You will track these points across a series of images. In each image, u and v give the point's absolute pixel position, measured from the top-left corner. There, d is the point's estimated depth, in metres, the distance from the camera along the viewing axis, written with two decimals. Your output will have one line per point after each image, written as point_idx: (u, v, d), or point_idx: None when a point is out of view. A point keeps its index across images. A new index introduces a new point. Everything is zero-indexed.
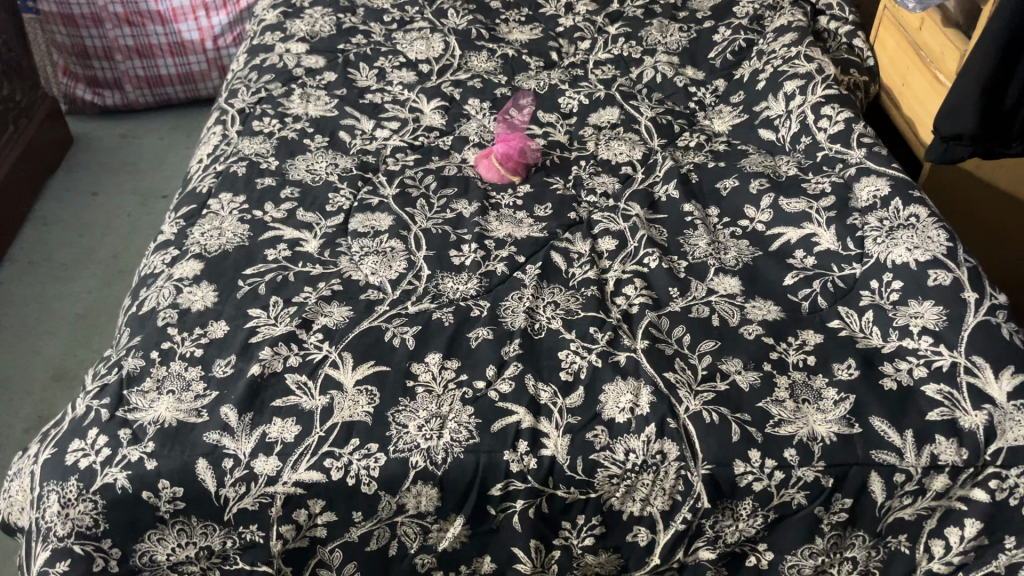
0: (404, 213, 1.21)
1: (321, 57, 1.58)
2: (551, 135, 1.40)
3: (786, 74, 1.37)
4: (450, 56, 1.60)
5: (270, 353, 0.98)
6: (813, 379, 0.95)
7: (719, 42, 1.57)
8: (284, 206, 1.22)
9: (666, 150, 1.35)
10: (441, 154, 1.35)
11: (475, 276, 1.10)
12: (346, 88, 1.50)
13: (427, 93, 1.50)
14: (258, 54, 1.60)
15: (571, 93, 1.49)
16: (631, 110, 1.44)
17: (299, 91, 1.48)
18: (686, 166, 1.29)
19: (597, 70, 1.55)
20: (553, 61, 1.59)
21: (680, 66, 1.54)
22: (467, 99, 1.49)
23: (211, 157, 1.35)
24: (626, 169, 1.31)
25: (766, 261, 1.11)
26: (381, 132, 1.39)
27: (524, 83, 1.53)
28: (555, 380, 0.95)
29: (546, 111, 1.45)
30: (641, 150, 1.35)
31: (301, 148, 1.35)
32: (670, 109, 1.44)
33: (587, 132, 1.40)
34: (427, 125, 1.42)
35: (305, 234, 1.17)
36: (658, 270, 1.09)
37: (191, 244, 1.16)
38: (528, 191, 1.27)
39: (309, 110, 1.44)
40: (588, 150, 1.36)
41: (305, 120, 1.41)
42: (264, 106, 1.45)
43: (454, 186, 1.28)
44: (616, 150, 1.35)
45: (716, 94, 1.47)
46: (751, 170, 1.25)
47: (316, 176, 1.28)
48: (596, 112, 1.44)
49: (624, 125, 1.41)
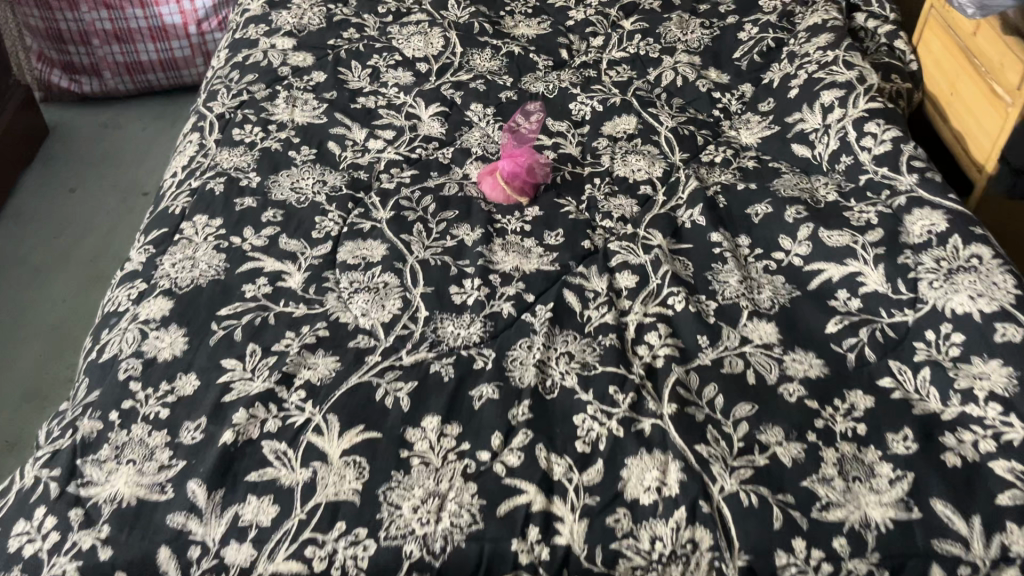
0: (398, 240, 1.08)
1: (310, 55, 1.44)
2: (562, 147, 1.27)
3: (824, 82, 1.23)
4: (450, 54, 1.46)
5: (245, 416, 0.86)
6: (865, 452, 0.83)
7: (745, 41, 1.43)
8: (265, 232, 1.09)
9: (689, 167, 1.22)
10: (441, 169, 1.23)
11: (478, 318, 0.98)
12: (337, 90, 1.36)
13: (426, 97, 1.36)
14: (241, 50, 1.47)
15: (583, 98, 1.36)
16: (650, 119, 1.31)
17: (284, 94, 1.35)
18: (712, 186, 1.16)
19: (611, 72, 1.42)
20: (563, 59, 1.46)
21: (702, 68, 1.41)
22: (468, 103, 1.36)
23: (186, 171, 1.22)
24: (646, 188, 1.18)
25: (805, 304, 0.99)
26: (375, 143, 1.26)
27: (531, 86, 1.39)
28: (570, 452, 0.83)
29: (556, 119, 1.32)
30: (661, 167, 1.22)
31: (286, 161, 1.22)
32: (692, 118, 1.31)
33: (601, 145, 1.27)
34: (425, 135, 1.28)
35: (288, 267, 1.04)
36: (685, 315, 0.97)
37: (160, 277, 1.04)
38: (537, 215, 1.15)
39: (295, 116, 1.31)
40: (603, 166, 1.23)
41: (291, 128, 1.28)
42: (246, 112, 1.32)
43: (455, 208, 1.15)
44: (634, 167, 1.22)
45: (743, 101, 1.34)
46: (786, 194, 1.12)
47: (301, 196, 1.15)
48: (611, 121, 1.31)
49: (642, 136, 1.28)
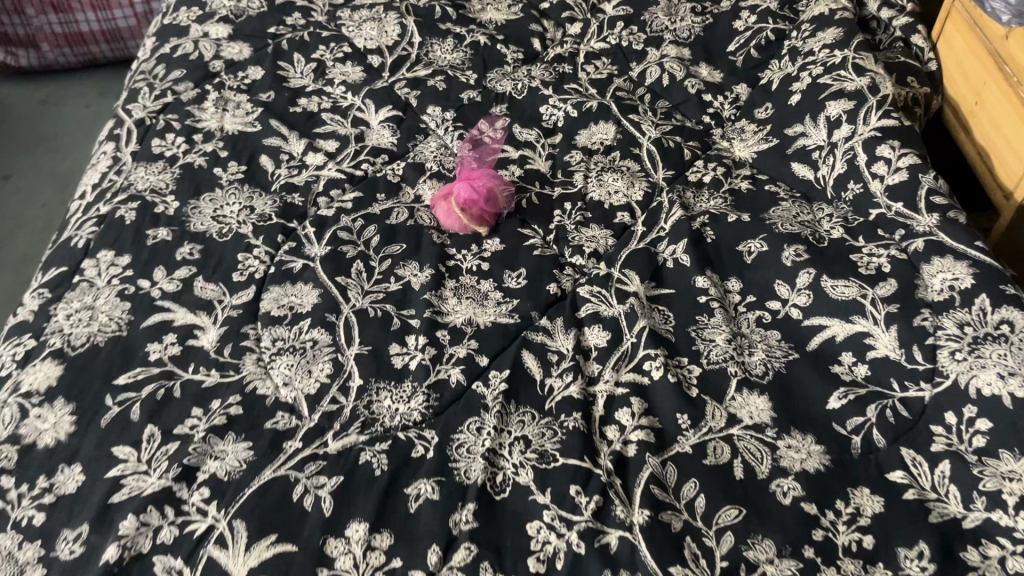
0: (334, 285, 0.93)
1: (247, 46, 1.27)
2: (529, 162, 1.11)
3: (829, 89, 1.07)
4: (407, 45, 1.29)
5: (134, 524, 0.72)
6: (872, 572, 0.69)
7: (740, 31, 1.26)
8: (178, 274, 0.94)
9: (674, 188, 1.06)
10: (389, 189, 1.07)
11: (421, 389, 0.83)
12: (275, 90, 1.20)
13: (376, 98, 1.20)
14: (169, 38, 1.29)
15: (555, 99, 1.19)
16: (630, 128, 1.15)
17: (214, 96, 1.18)
18: (699, 214, 1.01)
19: (588, 67, 1.25)
20: (535, 51, 1.29)
21: (691, 63, 1.24)
22: (425, 106, 1.19)
23: (96, 192, 1.06)
24: (623, 216, 1.03)
25: (804, 370, 0.85)
26: (314, 157, 1.10)
27: (497, 84, 1.23)
28: (520, 573, 0.69)
29: (524, 127, 1.16)
30: (641, 188, 1.07)
31: (210, 180, 1.06)
32: (679, 126, 1.15)
33: (574, 159, 1.11)
34: (373, 146, 1.12)
35: (202, 320, 0.89)
36: (663, 385, 0.83)
37: (52, 332, 0.88)
38: (497, 249, 0.99)
39: (225, 123, 1.14)
40: (575, 186, 1.08)
41: (220, 139, 1.12)
42: (170, 117, 1.15)
43: (403, 239, 1.00)
44: (611, 188, 1.07)
45: (736, 105, 1.17)
46: (784, 228, 0.97)
47: (224, 226, 1.00)
48: (585, 130, 1.15)
49: (621, 149, 1.12)
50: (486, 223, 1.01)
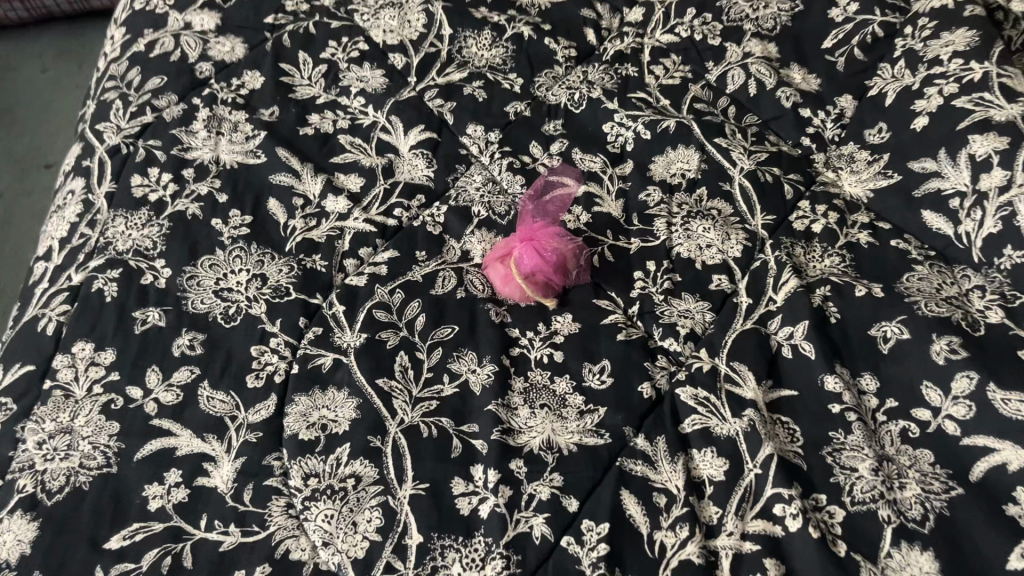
0: (374, 390, 0.75)
1: (240, 42, 1.04)
2: (597, 203, 0.91)
3: (970, 116, 0.87)
4: (435, 39, 1.06)
5: None
6: None
7: (838, 22, 1.04)
8: (176, 379, 0.75)
9: (778, 240, 0.87)
10: (430, 244, 0.87)
11: (498, 548, 0.66)
12: (279, 104, 0.98)
13: (404, 114, 0.98)
14: (143, 30, 1.05)
15: (622, 114, 0.98)
16: (717, 155, 0.94)
17: (205, 114, 0.96)
18: (817, 282, 0.83)
19: (657, 68, 1.04)
20: (589, 47, 1.07)
21: (781, 64, 1.03)
22: (463, 124, 0.98)
23: (65, 251, 0.85)
24: (720, 281, 0.84)
25: (971, 509, 0.67)
26: (334, 201, 0.89)
27: (549, 92, 1.01)
28: None
29: (587, 152, 0.96)
30: (739, 240, 0.87)
31: (208, 236, 0.85)
32: (775, 152, 0.95)
33: (652, 199, 0.91)
34: (406, 183, 0.92)
35: (212, 447, 0.71)
36: (802, 540, 0.66)
37: (20, 468, 0.70)
38: (570, 329, 0.81)
39: (221, 154, 0.93)
40: (657, 237, 0.88)
41: (215, 175, 0.91)
42: (151, 143, 0.94)
43: (453, 318, 0.81)
44: (702, 241, 0.87)
45: (842, 122, 0.97)
46: (928, 306, 0.78)
47: (231, 307, 0.80)
48: (661, 157, 0.95)
49: (708, 185, 0.92)
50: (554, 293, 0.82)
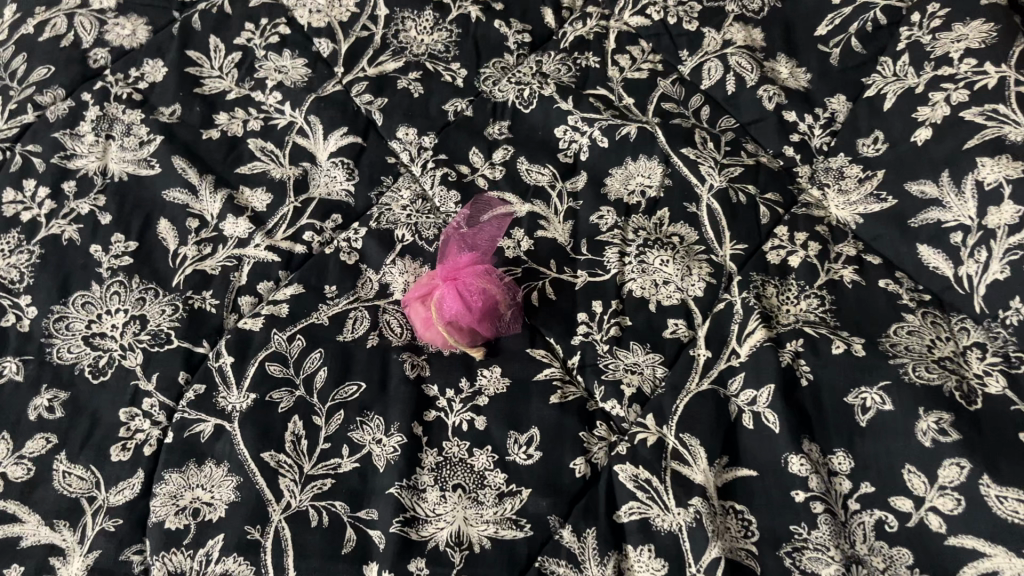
0: (258, 466, 0.64)
1: (143, 24, 0.91)
2: (541, 227, 0.79)
3: (980, 133, 0.74)
4: (368, 20, 0.92)
5: None
6: None
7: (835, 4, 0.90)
8: (29, 449, 0.64)
9: (748, 277, 0.75)
10: (343, 277, 0.75)
11: None
12: (181, 101, 0.85)
13: (325, 113, 0.85)
14: (33, 7, 0.91)
15: (577, 116, 0.85)
16: (683, 168, 0.81)
17: (95, 113, 0.83)
18: (788, 334, 0.70)
19: (621, 58, 0.90)
20: (547, 30, 0.93)
21: (765, 55, 0.89)
22: (393, 125, 0.85)
23: None
24: (676, 327, 0.72)
25: None
26: (234, 224, 0.77)
27: (495, 87, 0.88)
28: None
29: (533, 162, 0.83)
30: (702, 276, 0.75)
31: (84, 267, 0.74)
32: (752, 164, 0.82)
33: (605, 222, 0.79)
34: (321, 199, 0.80)
35: (62, 539, 0.61)
36: None
37: None
38: (496, 387, 0.69)
39: (110, 162, 0.80)
40: (606, 269, 0.76)
41: (100, 190, 0.79)
42: (30, 148, 0.81)
43: (361, 372, 0.69)
44: (659, 276, 0.75)
45: (831, 128, 0.84)
46: (917, 371, 0.66)
47: (102, 357, 0.69)
48: (619, 169, 0.82)
49: (671, 206, 0.79)
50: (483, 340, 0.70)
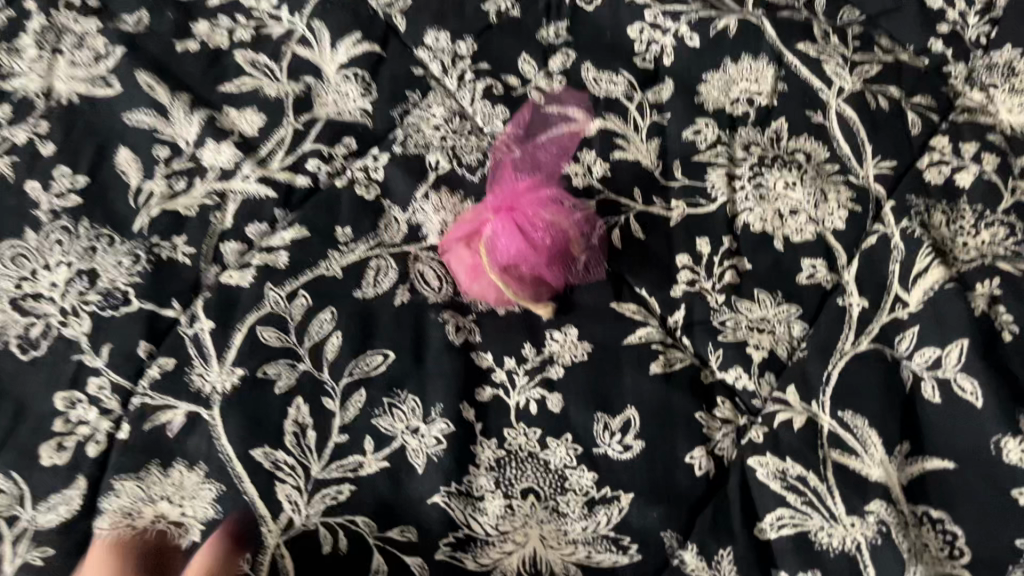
0: (248, 470, 0.46)
1: None
2: (619, 147, 0.60)
3: None
4: None
5: None
6: None
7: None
8: None
9: (904, 201, 0.55)
10: (360, 215, 0.56)
11: None
12: (149, 8, 0.66)
13: (333, 16, 0.67)
14: None
15: (657, 12, 0.66)
16: (802, 68, 0.62)
17: (38, 23, 0.65)
18: (974, 273, 0.52)
19: None
20: None
21: None
22: (420, 30, 0.66)
23: None
24: (814, 269, 0.53)
25: None
26: (216, 151, 0.59)
27: None
28: None
29: (603, 68, 0.64)
30: (842, 202, 0.56)
31: (16, 210, 0.55)
32: (891, 62, 0.63)
33: (704, 139, 0.60)
34: (329, 120, 0.61)
35: None
36: None
37: None
38: (574, 353, 0.50)
39: (56, 82, 0.62)
40: (712, 197, 0.57)
41: (43, 115, 0.60)
42: None
43: (388, 339, 0.51)
44: (785, 204, 0.56)
45: (992, 15, 0.64)
46: None
47: (35, 326, 0.51)
48: (716, 74, 0.63)
49: (789, 115, 0.60)
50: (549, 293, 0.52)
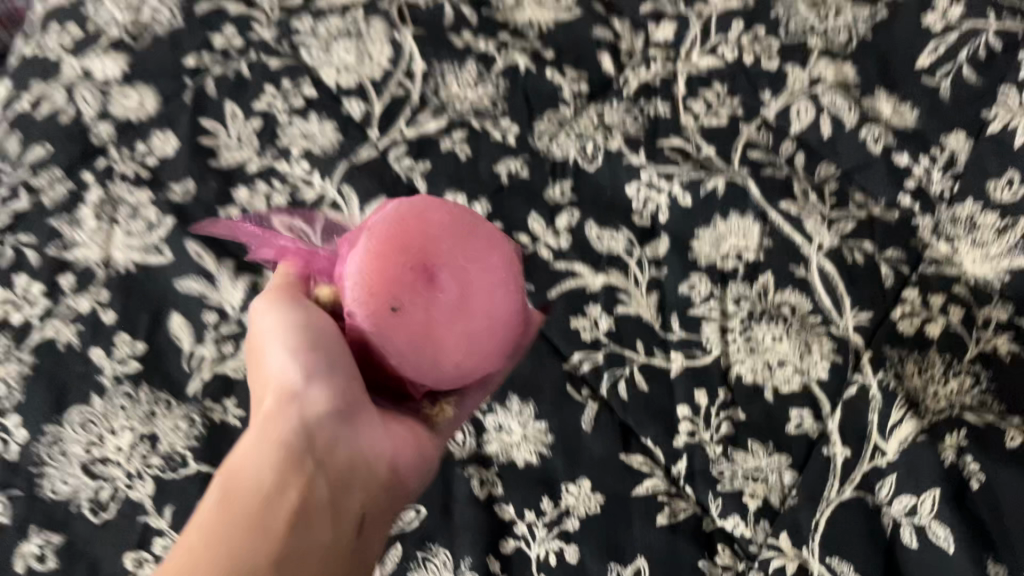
0: None
1: (151, 93, 0.80)
2: (622, 303, 0.66)
3: None
4: (405, 75, 0.81)
5: None
6: None
7: (944, 5, 0.79)
8: None
9: (881, 353, 0.62)
10: None
11: None
12: (194, 176, 0.74)
13: (361, 182, 0.74)
14: (28, 81, 0.81)
15: (652, 172, 0.73)
16: (784, 226, 0.69)
17: (96, 195, 0.73)
18: (944, 423, 0.57)
19: (695, 103, 0.78)
20: (605, 79, 0.81)
21: (863, 91, 0.77)
22: (439, 193, 0.74)
23: None
24: (801, 418, 0.59)
25: None
26: None
27: (552, 144, 0.77)
28: None
29: (605, 225, 0.71)
30: (824, 354, 0.62)
31: (82, 377, 0.62)
32: (865, 218, 0.69)
33: (698, 293, 0.66)
34: None
35: None
36: None
37: None
38: (588, 502, 0.57)
39: (113, 251, 0.69)
40: (707, 350, 0.63)
41: (102, 283, 0.67)
42: (24, 239, 0.70)
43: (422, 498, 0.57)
44: (773, 356, 0.62)
45: (954, 170, 0.71)
46: None
47: (106, 488, 0.58)
48: (706, 231, 0.70)
49: (775, 270, 0.67)
50: (406, 232, 0.46)
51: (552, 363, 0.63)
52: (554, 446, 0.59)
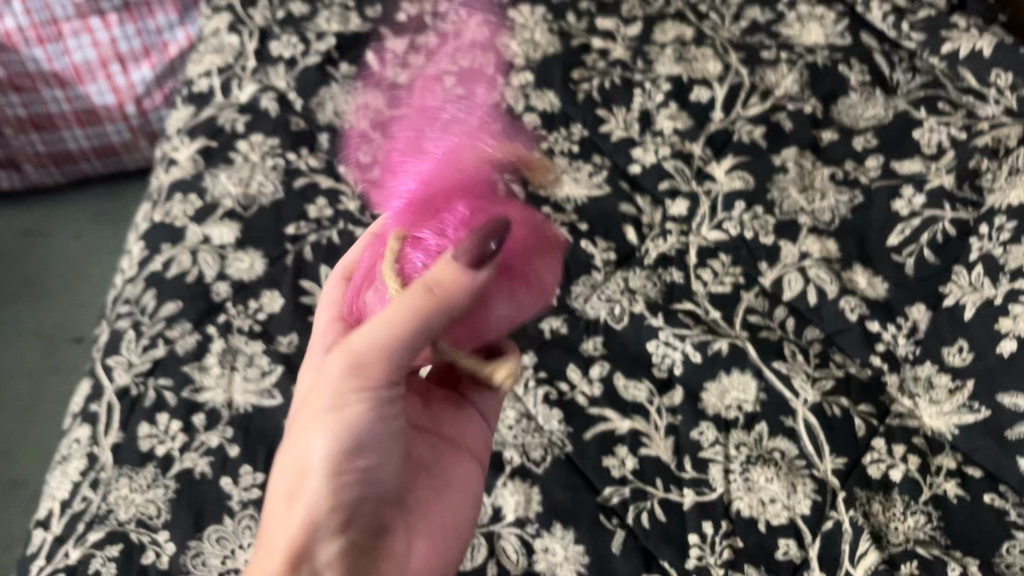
0: None
1: (259, 256, 0.98)
2: (645, 444, 0.81)
3: None
4: None
5: None
6: None
7: (909, 193, 0.98)
8: None
9: (853, 493, 0.78)
10: None
11: None
12: (297, 330, 0.92)
13: None
14: (159, 244, 1.00)
15: (668, 332, 0.89)
16: (776, 382, 0.85)
17: (219, 346, 0.90)
18: (901, 555, 0.75)
19: (704, 272, 0.95)
20: (629, 247, 0.97)
21: (843, 265, 0.94)
22: None
23: (68, 519, 0.79)
24: (788, 546, 0.76)
25: None
26: None
27: (588, 305, 0.92)
28: None
29: (631, 377, 0.86)
30: (807, 493, 0.78)
31: (214, 501, 0.79)
32: (842, 376, 0.86)
33: (706, 438, 0.82)
34: None
35: None
36: None
37: None
38: None
39: (234, 394, 0.86)
40: (713, 487, 0.79)
41: (227, 422, 0.84)
42: (163, 383, 0.87)
43: None
44: (766, 493, 0.78)
45: (915, 336, 0.88)
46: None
47: None
48: (713, 384, 0.86)
49: (768, 420, 0.83)
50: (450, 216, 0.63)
51: (588, 495, 0.78)
52: (590, 566, 0.75)
